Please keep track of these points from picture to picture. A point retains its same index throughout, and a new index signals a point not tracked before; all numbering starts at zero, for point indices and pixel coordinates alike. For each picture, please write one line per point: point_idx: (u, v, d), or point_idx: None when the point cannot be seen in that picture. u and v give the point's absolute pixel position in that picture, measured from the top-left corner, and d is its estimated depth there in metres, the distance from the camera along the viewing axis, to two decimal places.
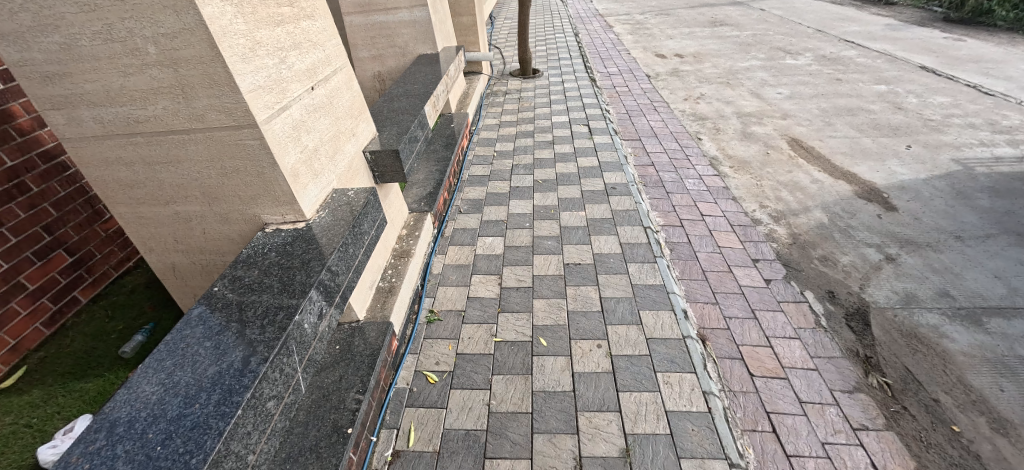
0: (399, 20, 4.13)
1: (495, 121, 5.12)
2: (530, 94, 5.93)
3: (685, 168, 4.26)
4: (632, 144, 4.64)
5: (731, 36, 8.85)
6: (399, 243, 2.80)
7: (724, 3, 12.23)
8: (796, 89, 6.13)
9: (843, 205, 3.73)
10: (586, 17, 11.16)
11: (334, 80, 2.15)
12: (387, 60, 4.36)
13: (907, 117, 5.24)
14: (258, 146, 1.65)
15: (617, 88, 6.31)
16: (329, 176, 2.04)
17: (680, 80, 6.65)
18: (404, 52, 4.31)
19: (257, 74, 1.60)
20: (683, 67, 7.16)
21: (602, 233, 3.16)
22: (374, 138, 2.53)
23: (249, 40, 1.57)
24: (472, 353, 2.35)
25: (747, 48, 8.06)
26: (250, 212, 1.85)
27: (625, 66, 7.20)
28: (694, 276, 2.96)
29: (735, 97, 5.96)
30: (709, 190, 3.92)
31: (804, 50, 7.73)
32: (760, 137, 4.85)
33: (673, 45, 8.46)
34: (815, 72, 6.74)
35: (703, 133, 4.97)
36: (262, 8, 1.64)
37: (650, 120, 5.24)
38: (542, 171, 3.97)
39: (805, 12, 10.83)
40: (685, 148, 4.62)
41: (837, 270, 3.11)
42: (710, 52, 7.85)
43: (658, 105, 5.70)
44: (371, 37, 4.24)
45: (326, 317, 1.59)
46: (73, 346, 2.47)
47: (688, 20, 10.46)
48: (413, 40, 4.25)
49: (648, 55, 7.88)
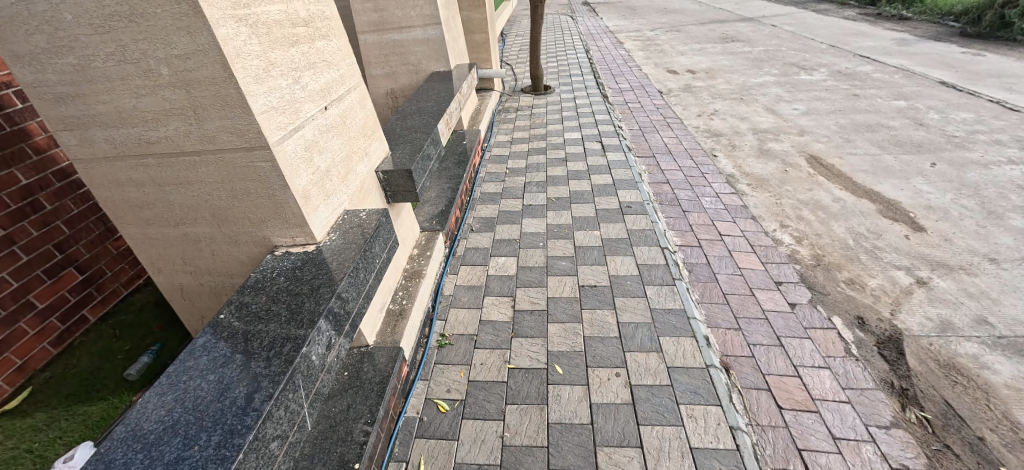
0: (412, 38, 4.16)
1: (507, 138, 5.10)
2: (542, 110, 5.92)
3: (701, 186, 4.16)
4: (646, 161, 4.57)
5: (743, 52, 8.82)
6: (410, 263, 2.73)
7: (734, 20, 12.26)
8: (813, 105, 6.03)
9: (868, 225, 3.59)
10: (597, 33, 11.24)
11: (348, 100, 2.13)
12: (400, 78, 4.37)
13: (930, 133, 5.09)
14: (269, 168, 1.61)
15: (629, 104, 6.28)
16: (341, 197, 2.00)
17: (693, 96, 6.60)
18: (418, 70, 4.32)
19: (270, 95, 1.56)
20: (695, 83, 7.12)
21: (619, 254, 3.06)
22: (387, 157, 2.50)
23: (264, 61, 1.54)
24: (485, 380, 2.26)
25: (759, 63, 8.02)
26: (260, 234, 1.80)
27: (637, 83, 7.19)
28: (714, 299, 2.84)
29: (750, 113, 5.88)
30: (727, 209, 3.82)
31: (818, 66, 7.65)
32: (778, 155, 4.75)
33: (685, 61, 8.45)
34: (831, 88, 6.64)
35: (718, 150, 4.89)
36: (276, 29, 1.62)
37: (663, 136, 5.18)
38: (555, 189, 3.91)
39: (817, 27, 10.78)
40: (700, 166, 4.54)
41: (866, 294, 2.96)
42: (723, 69, 7.81)
43: (671, 122, 5.64)
44: (385, 56, 4.27)
45: (335, 348, 1.51)
46: (79, 367, 2.43)
47: (699, 36, 10.48)
48: (426, 57, 4.26)
49: (659, 71, 7.87)
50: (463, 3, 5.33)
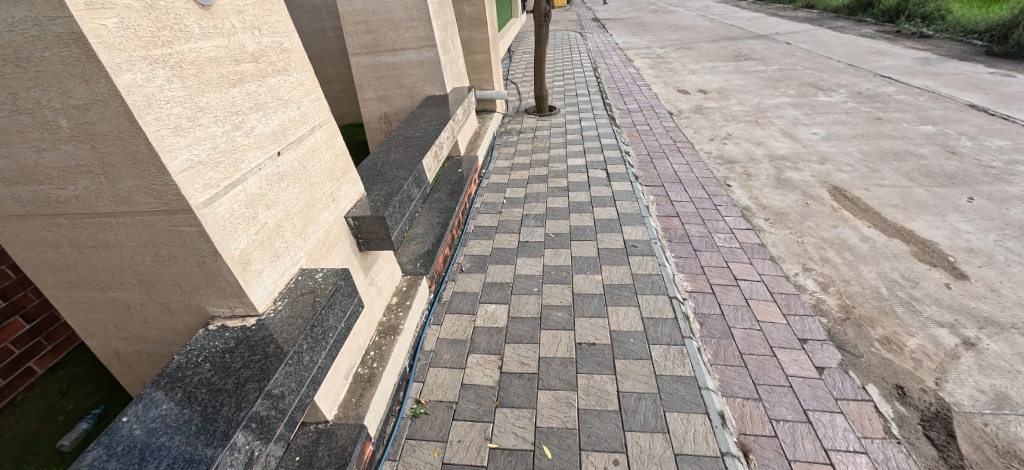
0: (406, 61, 3.94)
1: (507, 163, 4.84)
2: (545, 133, 5.66)
3: (714, 221, 3.84)
4: (654, 192, 4.26)
5: (757, 71, 8.51)
6: (386, 315, 2.45)
7: (747, 37, 11.99)
8: (833, 128, 5.68)
9: (902, 270, 3.22)
10: (606, 50, 11.04)
11: (311, 141, 1.88)
12: (394, 101, 4.15)
13: (964, 163, 4.70)
14: (196, 234, 1.34)
15: (638, 126, 6.00)
16: (296, 254, 1.73)
17: (705, 118, 6.30)
18: (412, 94, 4.09)
19: (196, 148, 1.30)
20: (707, 104, 6.82)
21: (620, 305, 2.76)
22: (360, 200, 2.24)
23: (189, 107, 1.29)
24: (461, 463, 1.94)
25: (775, 83, 7.70)
26: (193, 303, 1.54)
27: (646, 103, 6.92)
28: (730, 361, 2.50)
29: (766, 137, 5.55)
30: (742, 249, 3.48)
31: (837, 87, 7.30)
32: (798, 185, 4.40)
33: (696, 80, 8.17)
34: (852, 110, 6.28)
35: (732, 179, 4.56)
36: (211, 68, 1.37)
37: (673, 163, 4.88)
38: (554, 223, 3.61)
39: (834, 45, 10.44)
40: (713, 196, 4.22)
41: (904, 358, 2.59)
42: (736, 89, 7.50)
43: (682, 147, 5.34)
44: (379, 79, 4.05)
45: (258, 461, 1.24)
46: (15, 430, 2.17)
47: (711, 54, 10.21)
48: (420, 81, 4.03)
49: (669, 91, 7.59)
50: (464, 23, 5.13)
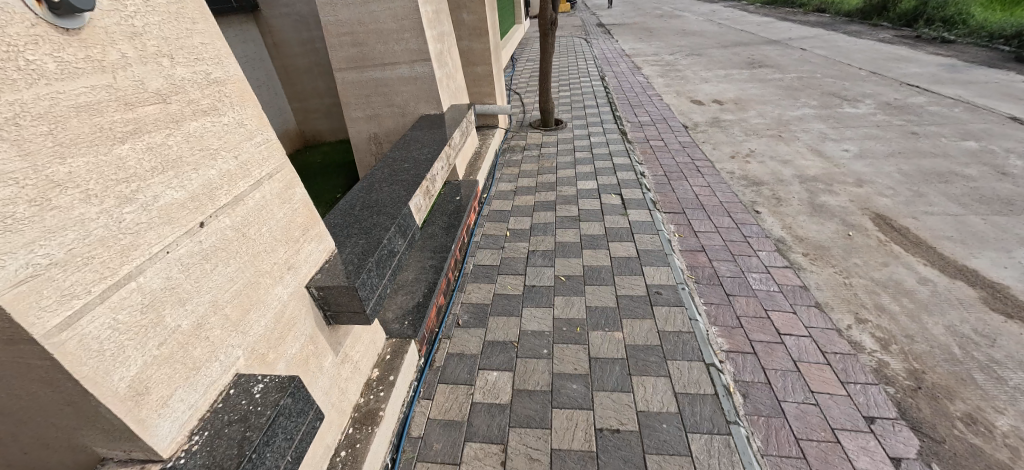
0: (397, 76, 3.50)
1: (511, 185, 4.39)
2: (552, 150, 5.21)
3: (745, 257, 3.38)
4: (676, 220, 3.80)
5: (773, 79, 8.05)
6: (363, 396, 2.00)
7: (758, 42, 11.54)
8: (866, 144, 5.19)
9: (974, 323, 2.74)
10: (613, 57, 10.62)
11: (256, 197, 1.44)
12: (385, 121, 3.73)
13: (1019, 185, 4.21)
14: (51, 370, 0.89)
15: (651, 142, 5.55)
16: (227, 358, 1.28)
17: (724, 132, 5.83)
18: (404, 112, 3.66)
19: (45, 244, 0.85)
20: (724, 117, 6.36)
21: (648, 373, 2.28)
22: (328, 260, 1.79)
23: (33, 184, 0.85)
24: None
25: (795, 92, 7.23)
26: (74, 441, 1.10)
27: (658, 115, 6.48)
28: (785, 452, 2.03)
29: (793, 154, 5.08)
30: (782, 293, 3.02)
31: (862, 97, 6.82)
32: (836, 212, 3.92)
33: (710, 89, 7.72)
34: (883, 123, 5.80)
35: (761, 204, 4.10)
36: (77, 120, 0.94)
37: (693, 185, 4.42)
38: (564, 262, 3.16)
39: (852, 51, 9.98)
40: (741, 226, 3.76)
41: (997, 445, 2.12)
42: (754, 99, 7.04)
43: (702, 166, 4.88)
44: (367, 96, 3.63)
45: None
46: None
47: (722, 60, 9.76)
48: (413, 98, 3.59)
49: (682, 102, 7.14)
50: (463, 32, 4.70)
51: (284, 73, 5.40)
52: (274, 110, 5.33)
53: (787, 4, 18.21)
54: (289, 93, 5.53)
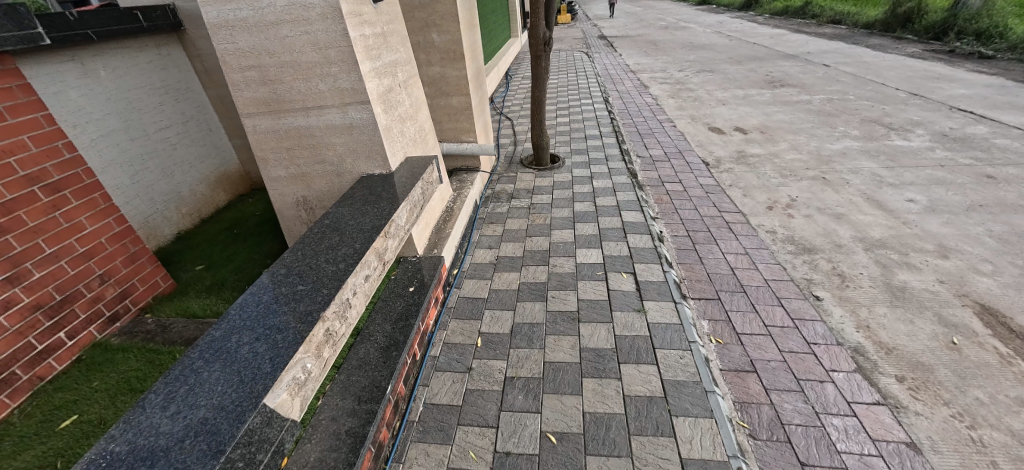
0: (326, 125, 2.53)
1: (491, 254, 3.39)
2: (544, 198, 4.23)
3: (815, 384, 2.36)
4: (710, 316, 2.79)
5: (800, 102, 7.06)
6: None
7: (775, 57, 10.57)
8: (935, 191, 4.18)
9: None
10: (618, 74, 9.73)
11: None
12: (315, 181, 2.76)
13: None
14: None
15: (666, 186, 4.55)
16: None
17: (753, 171, 4.84)
18: (340, 172, 2.70)
19: None
20: (751, 150, 5.37)
21: None
22: None
23: None
24: None
25: (829, 118, 6.24)
26: None
27: (673, 148, 5.51)
28: None
29: (846, 205, 4.07)
30: (885, 460, 1.99)
31: (911, 125, 5.81)
32: (925, 301, 2.90)
33: (729, 113, 6.75)
34: (947, 161, 4.78)
35: (819, 285, 3.09)
36: None
37: (726, 254, 3.43)
38: (555, 403, 2.15)
39: (882, 68, 8.97)
40: (800, 325, 2.75)
41: None
42: (782, 126, 6.05)
43: (733, 222, 3.88)
44: (288, 150, 2.66)
45: None
46: None
47: (739, 78, 8.79)
48: (350, 152, 2.62)
49: (698, 130, 6.14)
50: (433, 56, 3.74)
51: (221, 104, 4.47)
52: (208, 149, 4.40)
53: (798, 15, 17.29)
54: (228, 128, 4.60)
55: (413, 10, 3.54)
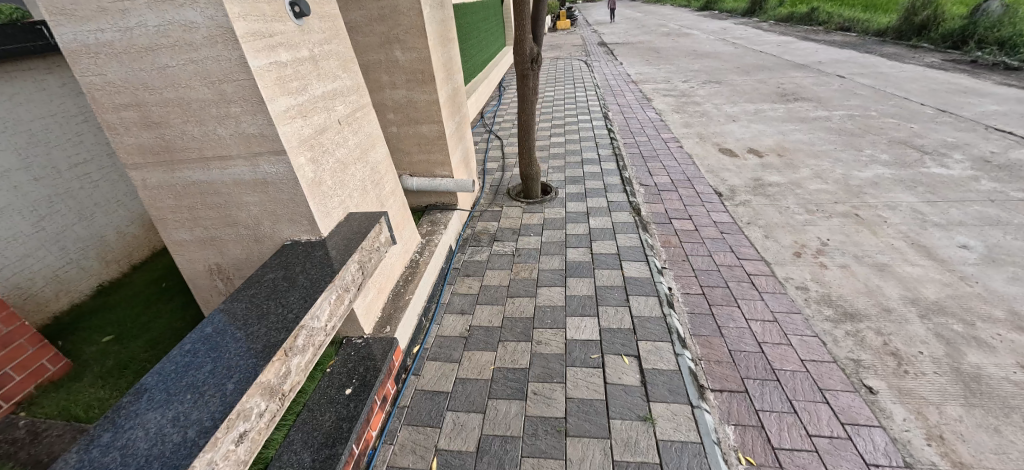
0: (234, 180, 1.92)
1: (463, 323, 2.77)
2: (531, 241, 3.59)
3: None
4: (737, 421, 2.16)
5: (818, 119, 6.45)
6: None
7: (785, 67, 9.97)
8: (992, 235, 3.55)
9: None
10: (619, 85, 9.15)
11: None
12: (229, 247, 2.15)
13: None
14: None
15: (674, 224, 3.92)
16: None
17: (773, 204, 4.22)
18: (259, 237, 2.09)
19: None
20: (769, 177, 4.76)
21: None
22: None
23: None
24: None
25: (853, 139, 5.62)
26: None
27: (680, 175, 4.89)
28: None
29: (888, 252, 3.44)
30: None
31: (946, 149, 5.19)
32: (1009, 398, 2.27)
33: (741, 132, 6.14)
34: (998, 193, 4.15)
35: (870, 371, 2.47)
36: None
37: (751, 322, 2.80)
38: None
39: (901, 80, 8.35)
40: (855, 435, 2.11)
41: None
42: (802, 148, 5.43)
43: (756, 276, 3.24)
44: (191, 210, 2.06)
45: None
46: None
47: (748, 91, 8.18)
48: (268, 214, 2.00)
49: (708, 153, 5.52)
50: (397, 77, 3.13)
51: None
52: None
53: (805, 21, 16.71)
54: None
55: (371, 23, 2.93)
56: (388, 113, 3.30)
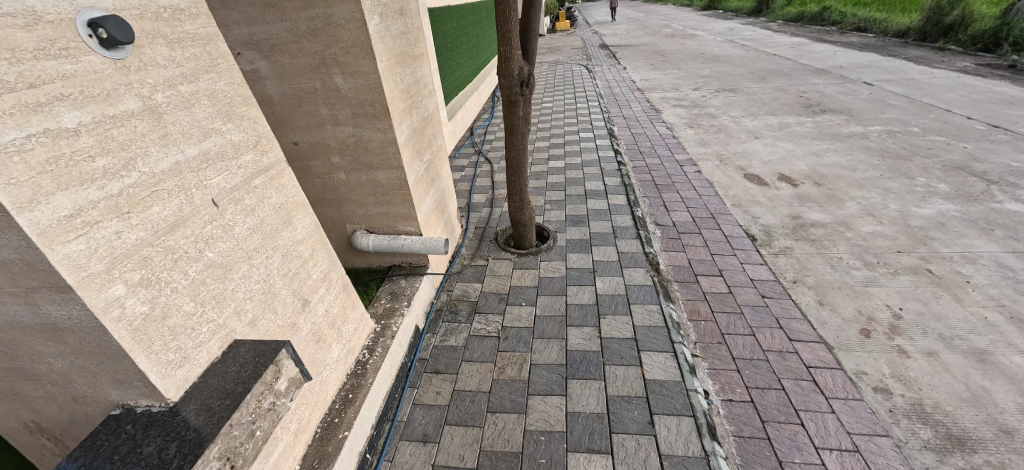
0: (9, 322, 1.14)
1: (422, 461, 1.98)
2: (523, 314, 2.79)
3: None
4: None
5: (853, 136, 5.65)
6: None
7: (804, 72, 9.16)
8: None
9: None
10: (624, 94, 8.35)
11: None
12: (40, 405, 1.38)
13: None
14: None
15: (702, 284, 3.12)
16: None
17: (822, 254, 3.43)
18: (79, 396, 1.31)
19: None
20: (809, 214, 3.97)
21: None
22: None
23: None
24: None
25: (901, 163, 4.82)
26: None
27: (703, 211, 4.08)
28: None
29: (985, 331, 2.64)
30: None
31: (1015, 176, 4.39)
32: None
33: (766, 152, 5.35)
34: None
35: None
36: None
37: (824, 455, 2.01)
38: None
39: (936, 88, 7.54)
40: None
41: None
42: (842, 175, 4.64)
43: (817, 370, 2.45)
44: None
45: None
46: None
47: (767, 100, 7.38)
48: (79, 369, 1.22)
49: (732, 180, 4.73)
50: (340, 111, 2.33)
51: None
52: None
53: (816, 21, 15.89)
54: None
55: (300, 39, 2.15)
56: (333, 155, 2.51)
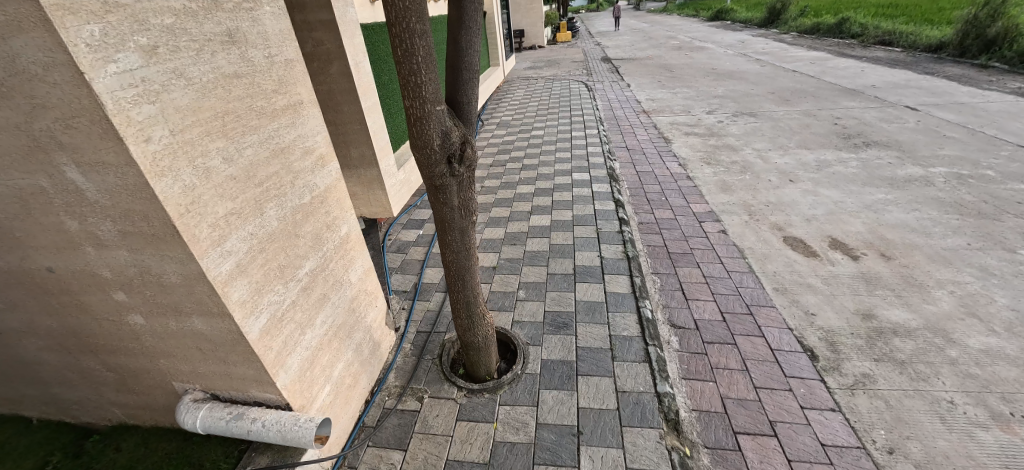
0: None
1: None
2: None
3: None
4: None
5: (913, 181, 4.53)
6: None
7: (833, 93, 8.06)
8: None
9: None
10: (628, 118, 7.28)
11: None
12: None
13: None
14: None
15: (747, 455, 1.99)
16: None
17: (921, 393, 2.29)
18: None
19: None
20: (887, 312, 2.83)
21: None
22: None
23: None
24: None
25: (991, 225, 3.68)
26: None
27: (735, 303, 2.95)
28: None
29: None
30: None
31: None
32: None
33: (808, 203, 4.24)
34: None
35: None
36: None
37: None
38: None
39: (997, 115, 6.40)
40: None
41: None
42: (915, 243, 3.51)
43: None
44: None
45: None
46: None
47: (797, 129, 6.28)
48: None
49: (769, 246, 3.61)
50: (100, 225, 1.26)
51: None
52: None
53: (835, 34, 14.79)
54: None
55: None
56: (116, 290, 1.44)
